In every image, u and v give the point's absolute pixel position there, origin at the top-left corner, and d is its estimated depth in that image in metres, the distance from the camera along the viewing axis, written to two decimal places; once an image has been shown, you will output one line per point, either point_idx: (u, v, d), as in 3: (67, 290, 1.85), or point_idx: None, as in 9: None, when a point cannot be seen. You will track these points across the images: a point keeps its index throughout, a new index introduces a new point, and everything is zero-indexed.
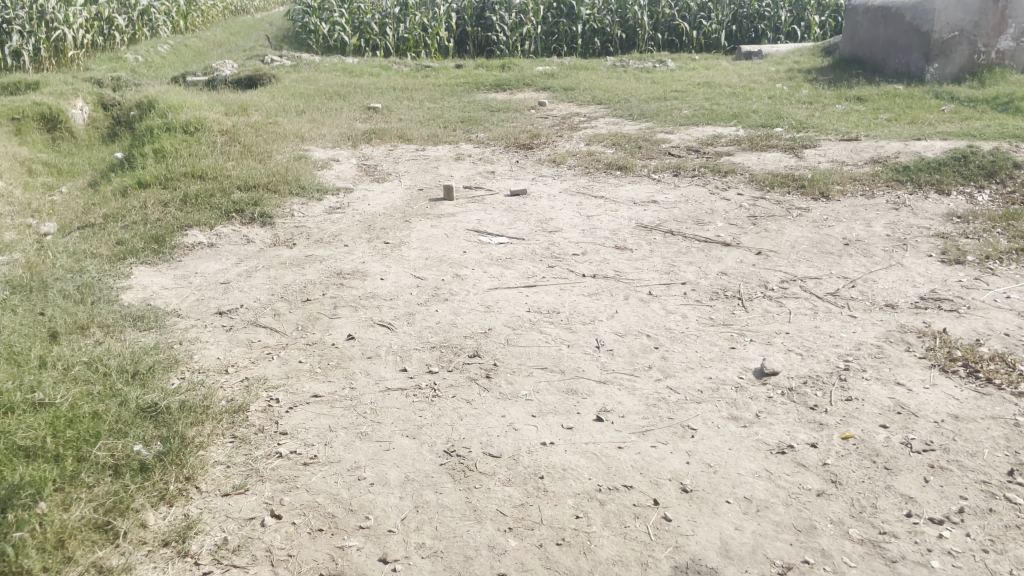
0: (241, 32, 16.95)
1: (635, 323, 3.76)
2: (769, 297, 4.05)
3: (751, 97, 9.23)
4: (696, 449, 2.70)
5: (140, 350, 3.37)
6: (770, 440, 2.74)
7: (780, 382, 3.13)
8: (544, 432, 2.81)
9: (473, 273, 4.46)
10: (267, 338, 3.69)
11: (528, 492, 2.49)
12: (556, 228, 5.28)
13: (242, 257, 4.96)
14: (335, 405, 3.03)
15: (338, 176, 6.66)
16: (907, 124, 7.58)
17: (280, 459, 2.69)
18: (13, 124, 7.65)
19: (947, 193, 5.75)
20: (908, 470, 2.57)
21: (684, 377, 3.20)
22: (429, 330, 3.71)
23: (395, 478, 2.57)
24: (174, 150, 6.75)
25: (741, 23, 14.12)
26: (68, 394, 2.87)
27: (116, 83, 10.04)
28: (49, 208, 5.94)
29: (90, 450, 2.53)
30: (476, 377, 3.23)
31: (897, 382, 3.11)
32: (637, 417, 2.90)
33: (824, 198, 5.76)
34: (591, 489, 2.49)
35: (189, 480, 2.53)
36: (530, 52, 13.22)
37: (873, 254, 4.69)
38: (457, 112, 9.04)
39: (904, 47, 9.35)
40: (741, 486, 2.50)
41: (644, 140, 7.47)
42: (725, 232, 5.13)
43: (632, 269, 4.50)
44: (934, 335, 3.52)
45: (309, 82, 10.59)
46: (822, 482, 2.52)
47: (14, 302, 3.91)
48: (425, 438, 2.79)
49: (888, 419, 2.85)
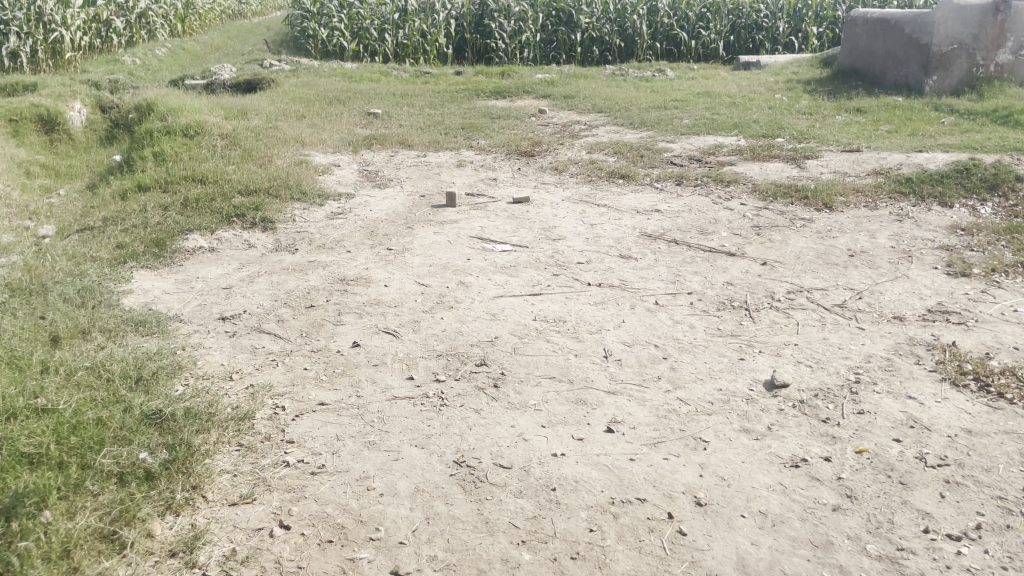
0: (240, 36, 16.95)
1: (642, 332, 3.73)
2: (777, 308, 4.03)
3: (751, 107, 9.24)
4: (709, 462, 2.67)
5: (143, 356, 3.33)
6: (783, 453, 2.72)
7: (791, 395, 3.11)
8: (555, 443, 2.78)
9: (478, 280, 4.44)
10: (271, 345, 3.65)
11: (540, 504, 2.46)
12: (560, 236, 5.26)
13: (243, 262, 4.92)
14: (342, 413, 2.99)
15: (339, 181, 6.63)
16: (907, 136, 7.59)
17: (288, 468, 2.65)
18: (11, 126, 7.61)
19: (950, 206, 5.75)
20: (923, 485, 2.55)
21: (694, 389, 3.17)
22: (435, 338, 3.67)
23: (405, 488, 2.53)
24: (173, 153, 6.71)
25: (739, 33, 14.18)
26: (71, 400, 2.83)
27: (114, 85, 10.00)
28: (47, 210, 5.89)
29: (95, 458, 2.49)
30: (484, 386, 3.20)
31: (909, 396, 3.09)
32: (648, 429, 2.87)
33: (827, 209, 5.75)
34: (604, 502, 2.46)
35: (195, 489, 2.49)
36: (528, 59, 13.24)
37: (879, 265, 4.68)
38: (458, 118, 9.03)
39: (903, 60, 9.41)
40: (756, 500, 2.47)
41: (646, 149, 7.46)
42: (729, 241, 5.11)
43: (637, 278, 4.48)
44: (944, 348, 3.50)
45: (309, 86, 10.57)
46: (838, 496, 2.49)
47: (14, 305, 3.87)
48: (435, 447, 2.75)
49: (901, 433, 2.83)
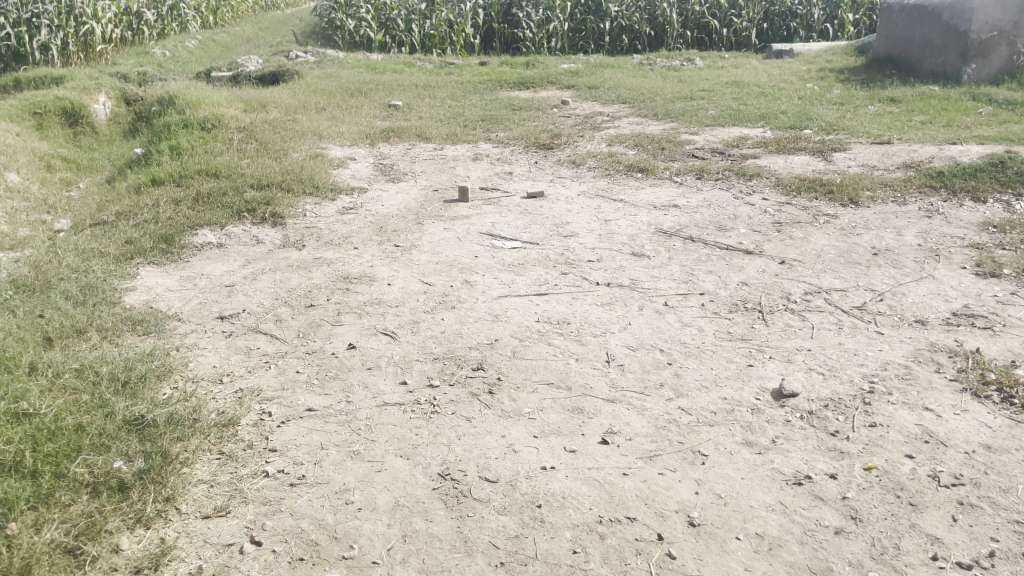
0: (270, 27, 16.98)
1: (648, 336, 3.59)
2: (791, 311, 3.86)
3: (781, 97, 8.96)
4: (707, 478, 2.53)
5: (134, 357, 3.26)
6: (786, 469, 2.57)
7: (800, 405, 2.95)
8: (545, 455, 2.66)
9: (483, 279, 4.32)
10: (266, 346, 3.57)
11: (524, 522, 2.34)
12: (572, 232, 5.12)
13: (250, 259, 4.85)
14: (328, 421, 2.90)
15: (354, 175, 6.56)
16: (942, 127, 7.31)
17: (267, 478, 2.57)
18: (35, 119, 7.63)
19: (983, 201, 5.50)
20: (934, 507, 2.38)
21: (697, 397, 3.02)
22: (433, 340, 3.57)
23: (384, 503, 2.43)
24: (190, 147, 6.67)
25: (773, 20, 13.77)
26: (53, 403, 2.77)
27: (142, 78, 10.02)
28: (65, 205, 5.89)
29: (69, 466, 2.44)
30: (478, 392, 3.09)
31: (926, 408, 2.92)
32: (645, 441, 2.74)
33: (853, 205, 5.53)
34: (591, 521, 2.34)
35: (169, 501, 2.42)
36: (556, 49, 13.09)
37: (903, 264, 4.48)
38: (479, 110, 8.91)
39: (941, 48, 9.06)
40: (753, 521, 2.33)
41: (668, 141, 7.28)
42: (747, 239, 4.94)
43: (648, 278, 4.33)
44: (967, 356, 3.32)
45: (332, 78, 10.52)
46: (841, 518, 2.35)
47: (15, 303, 3.83)
48: (420, 459, 2.65)
49: (914, 449, 2.66)
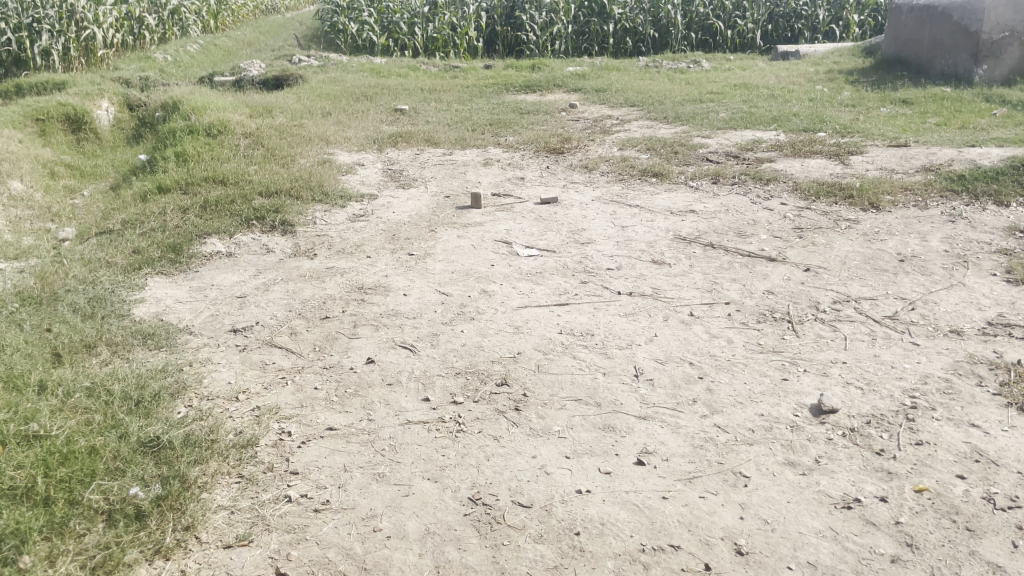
0: (272, 31, 16.91)
1: (675, 348, 3.48)
2: (821, 321, 3.75)
3: (791, 99, 8.87)
4: (751, 501, 2.42)
5: (146, 373, 3.14)
6: (833, 491, 2.45)
7: (841, 422, 2.83)
8: (580, 478, 2.55)
9: (502, 289, 4.21)
10: (282, 360, 3.46)
11: (562, 551, 2.24)
12: (589, 239, 5.02)
13: (261, 268, 4.73)
14: (351, 441, 2.79)
15: (363, 181, 6.44)
16: (958, 129, 7.19)
17: (290, 504, 2.46)
18: (37, 125, 7.51)
19: (1006, 204, 5.38)
20: (993, 532, 2.27)
21: (732, 414, 2.91)
22: (455, 354, 3.45)
23: (414, 531, 2.32)
24: (196, 154, 6.55)
25: (777, 22, 13.68)
26: (64, 424, 2.65)
27: (144, 83, 9.90)
28: (69, 213, 5.78)
29: (83, 493, 2.33)
30: (504, 410, 2.97)
31: (972, 424, 2.80)
32: (683, 461, 2.62)
33: (874, 209, 5.42)
34: (633, 550, 2.23)
35: (188, 529, 2.31)
36: (560, 52, 12.96)
37: (932, 271, 4.36)
38: (487, 114, 8.80)
39: (951, 48, 8.95)
40: (803, 549, 2.22)
41: (680, 145, 7.16)
42: (769, 245, 4.83)
43: (671, 286, 4.22)
44: (1008, 368, 3.20)
45: (337, 82, 10.41)
46: (896, 545, 2.23)
47: (21, 317, 3.71)
48: (449, 482, 2.54)
49: (965, 468, 2.55)
